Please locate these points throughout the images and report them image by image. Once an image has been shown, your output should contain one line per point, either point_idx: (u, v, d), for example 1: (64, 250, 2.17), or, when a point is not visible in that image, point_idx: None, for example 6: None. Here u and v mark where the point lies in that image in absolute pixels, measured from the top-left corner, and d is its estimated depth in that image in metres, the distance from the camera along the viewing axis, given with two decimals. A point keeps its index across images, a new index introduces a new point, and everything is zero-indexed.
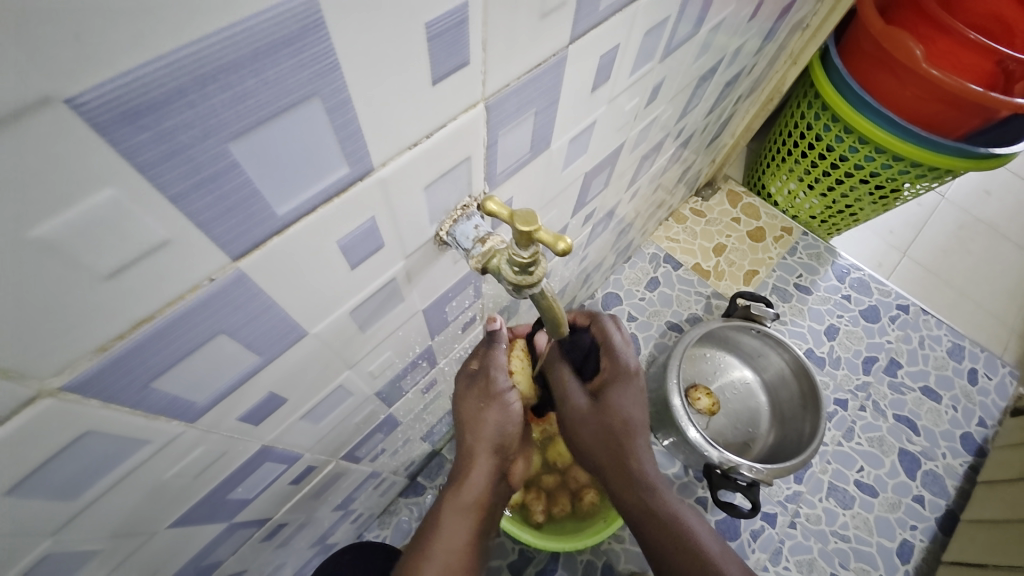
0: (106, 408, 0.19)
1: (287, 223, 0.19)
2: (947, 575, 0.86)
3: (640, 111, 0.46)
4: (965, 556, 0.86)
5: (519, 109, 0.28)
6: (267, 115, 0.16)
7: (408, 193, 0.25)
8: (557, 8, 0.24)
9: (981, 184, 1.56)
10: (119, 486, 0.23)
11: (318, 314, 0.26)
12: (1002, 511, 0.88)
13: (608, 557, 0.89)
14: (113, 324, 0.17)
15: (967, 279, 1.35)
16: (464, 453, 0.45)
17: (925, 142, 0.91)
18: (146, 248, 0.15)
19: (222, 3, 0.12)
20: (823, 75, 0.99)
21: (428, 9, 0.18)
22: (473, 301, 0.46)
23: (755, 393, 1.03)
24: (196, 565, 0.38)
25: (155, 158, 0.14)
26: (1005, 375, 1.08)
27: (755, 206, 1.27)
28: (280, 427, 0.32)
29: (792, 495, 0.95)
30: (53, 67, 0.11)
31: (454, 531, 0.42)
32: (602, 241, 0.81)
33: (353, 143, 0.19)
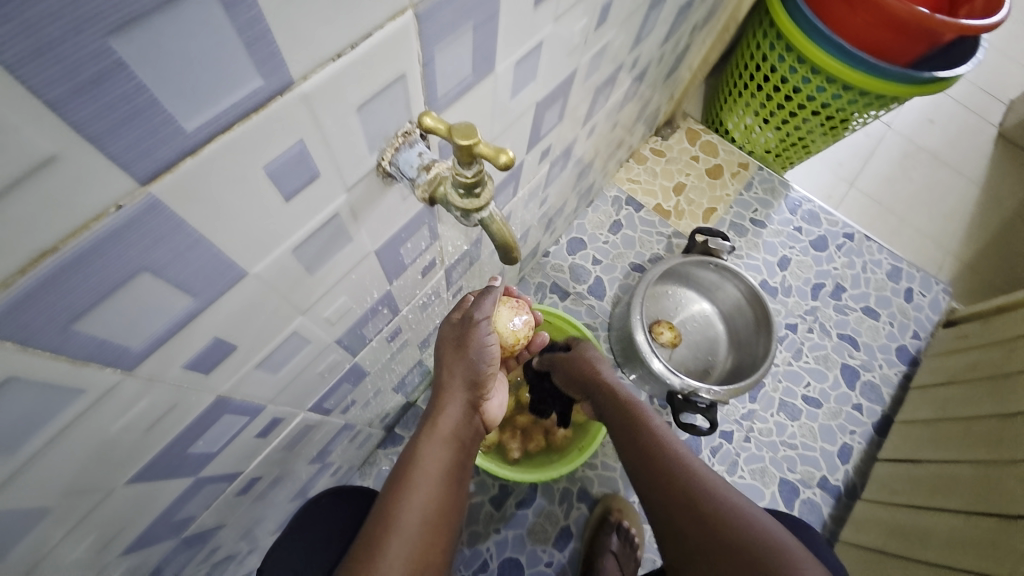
0: (25, 352, 0.18)
1: (200, 142, 0.18)
2: (881, 470, 0.98)
3: (590, 34, 0.44)
4: (897, 453, 0.97)
5: (454, 21, 0.26)
6: (152, 6, 0.14)
7: (339, 115, 0.23)
8: None
9: (925, 113, 1.62)
10: (61, 440, 0.22)
11: (256, 252, 0.24)
12: (932, 412, 0.97)
13: (581, 483, 0.95)
14: (9, 257, 0.15)
15: (908, 205, 1.43)
16: (442, 389, 0.48)
17: (873, 70, 0.93)
18: (30, 164, 0.14)
19: None
20: (778, 2, 0.98)
21: None
22: (430, 244, 0.45)
23: (714, 323, 1.08)
24: (169, 521, 0.38)
25: (18, 51, 0.12)
26: (938, 292, 1.17)
27: (713, 143, 1.28)
28: (236, 376, 0.31)
29: (747, 413, 1.03)
30: None
31: (435, 459, 0.45)
32: (562, 183, 0.81)
33: (265, 49, 0.18)
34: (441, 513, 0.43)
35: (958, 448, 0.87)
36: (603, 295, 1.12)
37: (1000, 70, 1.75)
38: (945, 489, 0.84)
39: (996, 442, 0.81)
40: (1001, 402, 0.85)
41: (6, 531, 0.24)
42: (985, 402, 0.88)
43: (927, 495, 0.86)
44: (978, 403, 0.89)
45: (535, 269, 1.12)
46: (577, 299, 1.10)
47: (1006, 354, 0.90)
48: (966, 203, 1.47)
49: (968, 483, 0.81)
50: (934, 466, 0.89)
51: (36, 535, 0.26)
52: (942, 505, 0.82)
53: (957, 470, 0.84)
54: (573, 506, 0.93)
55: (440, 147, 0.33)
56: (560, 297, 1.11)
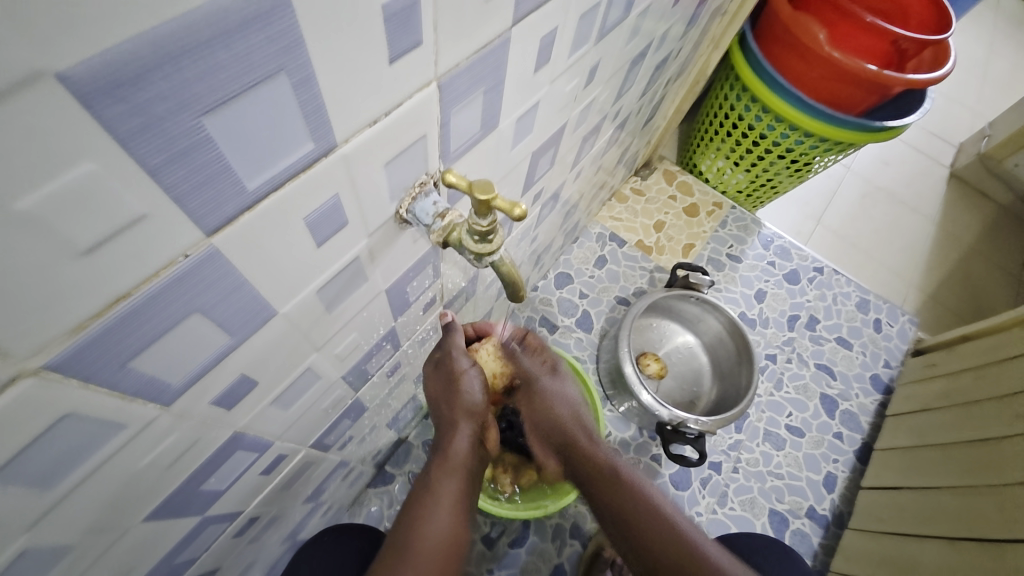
0: (84, 389, 0.19)
1: (257, 198, 0.20)
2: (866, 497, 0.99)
3: (580, 91, 0.49)
4: (881, 481, 0.99)
5: (468, 89, 0.29)
6: (238, 89, 0.17)
7: (369, 171, 0.26)
8: None
9: (879, 157, 1.75)
10: (94, 476, 0.23)
11: (287, 293, 0.27)
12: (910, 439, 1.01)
13: (575, 519, 0.94)
14: (90, 301, 0.17)
15: (871, 241, 1.53)
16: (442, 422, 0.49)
17: (831, 119, 1.02)
18: (123, 222, 0.16)
19: None
20: (742, 59, 1.08)
21: None
22: (433, 281, 0.48)
23: (697, 354, 1.11)
24: (168, 564, 0.37)
25: (133, 131, 0.15)
26: (904, 322, 1.24)
27: (688, 183, 1.36)
28: (252, 412, 0.32)
29: (734, 444, 1.05)
30: (45, 41, 0.11)
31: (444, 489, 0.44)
32: (551, 221, 0.85)
33: (318, 119, 0.20)
34: (449, 548, 0.41)
35: (939, 475, 0.90)
36: (590, 328, 1.14)
37: (942, 118, 1.92)
38: (930, 515, 0.86)
39: (975, 467, 0.85)
40: (974, 429, 0.89)
41: (27, 572, 0.24)
42: (959, 428, 0.93)
43: (914, 522, 0.88)
44: (952, 430, 0.94)
45: (524, 303, 1.15)
46: (566, 333, 1.13)
47: (973, 382, 0.96)
48: (922, 238, 1.58)
49: (952, 509, 0.83)
50: (917, 492, 0.92)
51: None
52: (929, 531, 0.84)
53: (940, 497, 0.87)
54: (567, 543, 0.92)
55: (449, 195, 0.36)
56: (549, 330, 1.13)
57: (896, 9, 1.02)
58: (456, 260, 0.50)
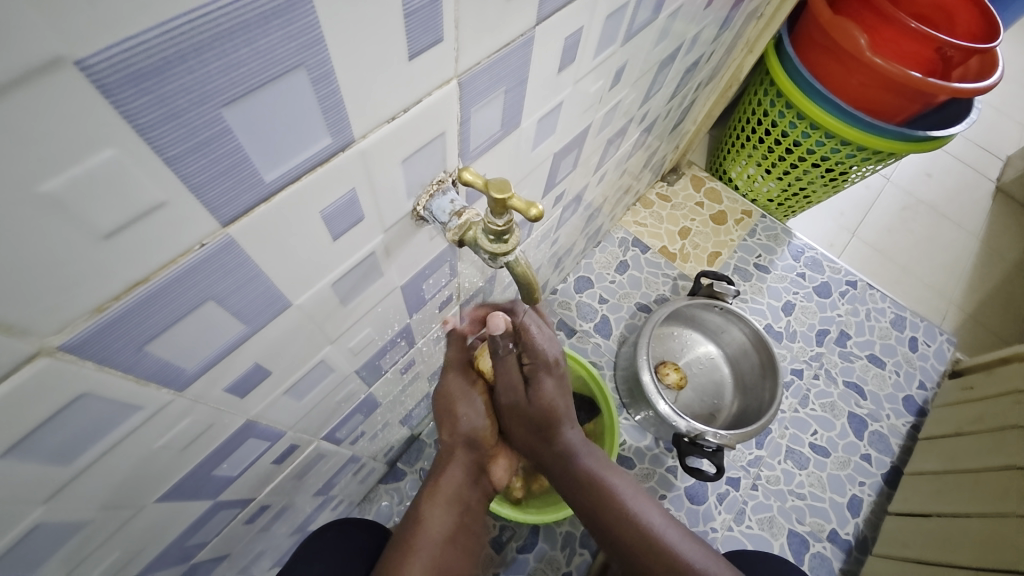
0: (101, 369, 0.20)
1: (274, 190, 0.21)
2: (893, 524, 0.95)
3: (604, 94, 0.48)
4: (909, 506, 0.94)
5: (489, 87, 0.29)
6: (259, 83, 0.17)
7: (386, 167, 0.26)
8: None
9: (923, 168, 1.67)
10: (110, 454, 0.24)
11: (302, 285, 0.27)
12: (941, 464, 0.96)
13: (585, 527, 0.93)
14: (109, 285, 0.18)
15: (910, 255, 1.46)
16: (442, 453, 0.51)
17: (870, 127, 0.98)
18: (142, 209, 0.17)
19: None
20: (778, 63, 1.04)
21: None
22: (449, 280, 0.48)
23: (719, 366, 1.08)
24: (182, 545, 0.39)
25: (155, 120, 0.15)
26: (943, 342, 1.17)
27: (717, 190, 1.33)
28: (266, 400, 0.33)
29: (754, 460, 1.01)
30: (68, 29, 0.12)
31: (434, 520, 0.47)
32: (572, 225, 0.84)
33: (336, 114, 0.21)
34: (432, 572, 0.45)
35: (970, 501, 0.85)
36: (609, 334, 1.13)
37: (993, 129, 1.82)
38: (958, 543, 0.82)
39: (1005, 492, 0.80)
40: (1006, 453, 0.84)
41: (46, 543, 0.25)
42: (991, 453, 0.88)
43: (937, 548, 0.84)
44: (984, 454, 0.89)
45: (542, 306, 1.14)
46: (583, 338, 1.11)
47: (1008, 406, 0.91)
48: (967, 255, 1.50)
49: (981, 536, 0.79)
50: (947, 518, 0.87)
51: (66, 550, 0.27)
52: (954, 558, 0.80)
53: (969, 525, 0.82)
54: (576, 551, 0.91)
55: (468, 194, 0.36)
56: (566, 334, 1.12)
57: (941, 14, 0.97)
58: (473, 259, 0.50)
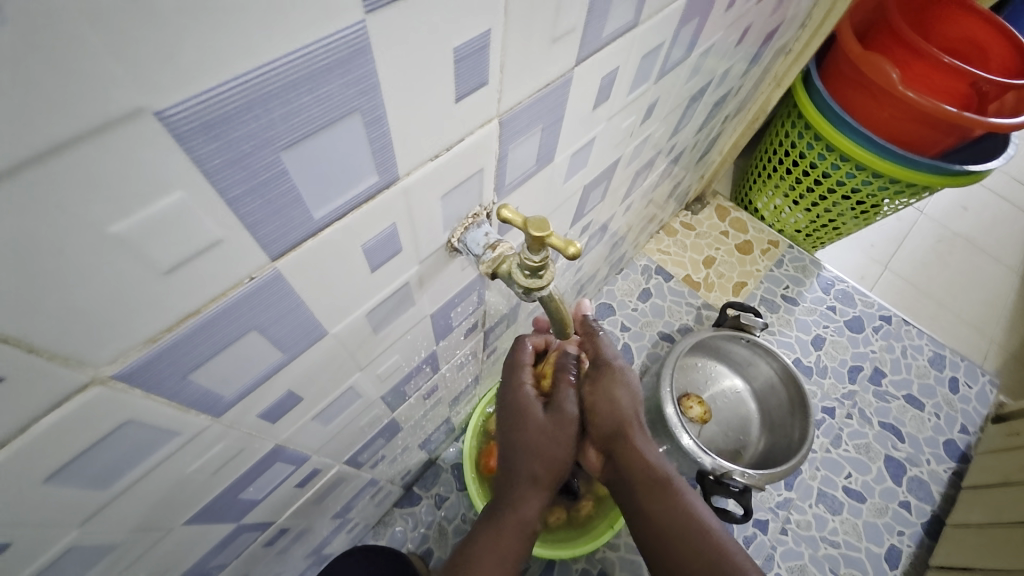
0: (147, 397, 0.20)
1: (321, 227, 0.21)
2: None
3: (636, 128, 0.49)
4: (952, 560, 0.88)
5: (528, 125, 0.30)
6: (316, 128, 0.18)
7: (426, 202, 0.27)
8: (565, 34, 0.26)
9: (959, 201, 1.62)
10: (145, 479, 0.24)
11: (338, 315, 0.27)
12: (987, 515, 0.90)
13: (602, 566, 0.89)
14: (163, 317, 0.18)
15: (947, 290, 1.40)
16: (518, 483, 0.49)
17: (904, 160, 0.96)
18: (201, 246, 0.17)
19: (286, 33, 0.14)
20: (806, 96, 1.04)
21: (456, 36, 0.20)
22: (476, 308, 0.48)
23: (745, 401, 1.05)
24: (202, 568, 0.38)
25: (220, 165, 0.16)
26: (985, 384, 1.11)
27: (742, 220, 1.31)
28: (294, 426, 0.33)
29: (783, 502, 0.96)
30: (151, 84, 0.13)
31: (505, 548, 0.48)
32: (596, 253, 0.84)
33: (384, 154, 0.21)
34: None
35: (1019, 557, 0.79)
36: (630, 363, 1.11)
37: None
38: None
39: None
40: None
41: (77, 564, 0.25)
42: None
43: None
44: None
45: None
46: None
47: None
48: (1009, 292, 1.43)
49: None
50: (993, 575, 0.81)
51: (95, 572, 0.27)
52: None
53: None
54: None
55: (500, 227, 0.36)
56: None
57: (975, 49, 0.96)
58: (500, 287, 0.50)
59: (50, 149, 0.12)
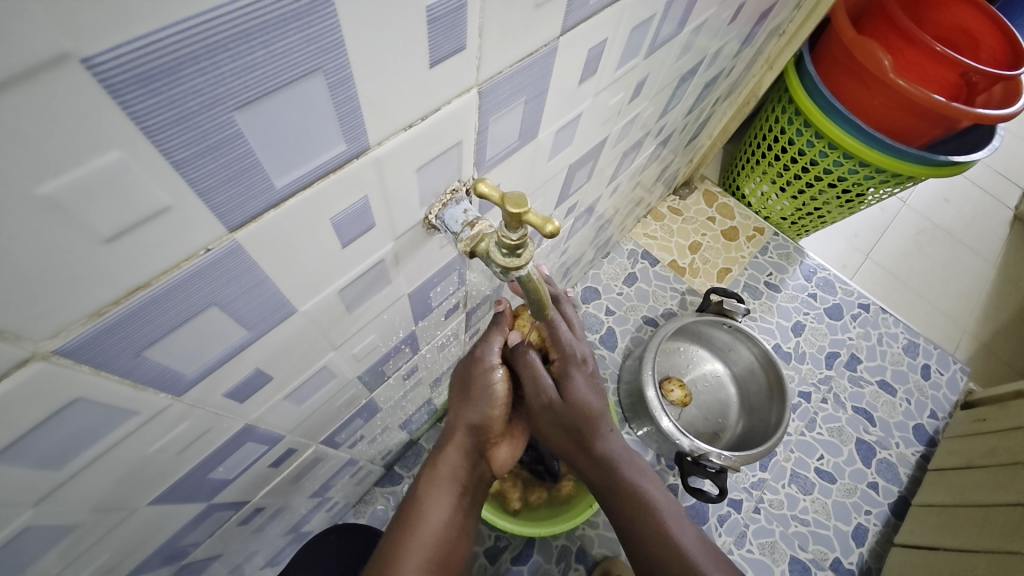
0: (97, 374, 0.19)
1: (284, 197, 0.20)
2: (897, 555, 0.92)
3: (624, 106, 0.47)
4: (914, 538, 0.92)
5: (510, 97, 0.29)
6: (273, 87, 0.16)
7: (400, 175, 0.25)
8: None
9: (941, 193, 1.65)
10: (103, 459, 0.23)
11: (308, 292, 0.26)
12: (951, 496, 0.94)
13: (582, 542, 0.91)
14: (110, 289, 0.17)
15: (923, 280, 1.44)
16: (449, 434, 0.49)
17: (890, 149, 0.96)
18: (147, 213, 0.16)
19: None
20: (797, 81, 1.03)
21: None
22: (457, 288, 0.47)
23: (725, 385, 1.07)
24: (173, 547, 0.38)
25: (163, 123, 0.14)
26: (955, 371, 1.15)
27: (729, 206, 1.31)
28: (265, 405, 0.32)
29: (757, 482, 0.99)
30: (72, 25, 0.11)
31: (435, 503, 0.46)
32: (582, 235, 0.83)
33: (351, 120, 0.20)
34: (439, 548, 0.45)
35: (981, 538, 0.84)
36: (614, 346, 1.12)
37: (1011, 156, 1.80)
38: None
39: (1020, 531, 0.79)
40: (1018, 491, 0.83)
41: (33, 546, 0.24)
42: (1004, 488, 0.86)
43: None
44: (997, 489, 0.87)
45: None
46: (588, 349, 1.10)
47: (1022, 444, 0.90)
48: (982, 282, 1.47)
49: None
50: (953, 555, 0.86)
51: (53, 552, 0.26)
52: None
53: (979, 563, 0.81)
54: (572, 566, 0.89)
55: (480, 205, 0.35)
56: None
57: (965, 39, 0.96)
58: (482, 267, 0.49)
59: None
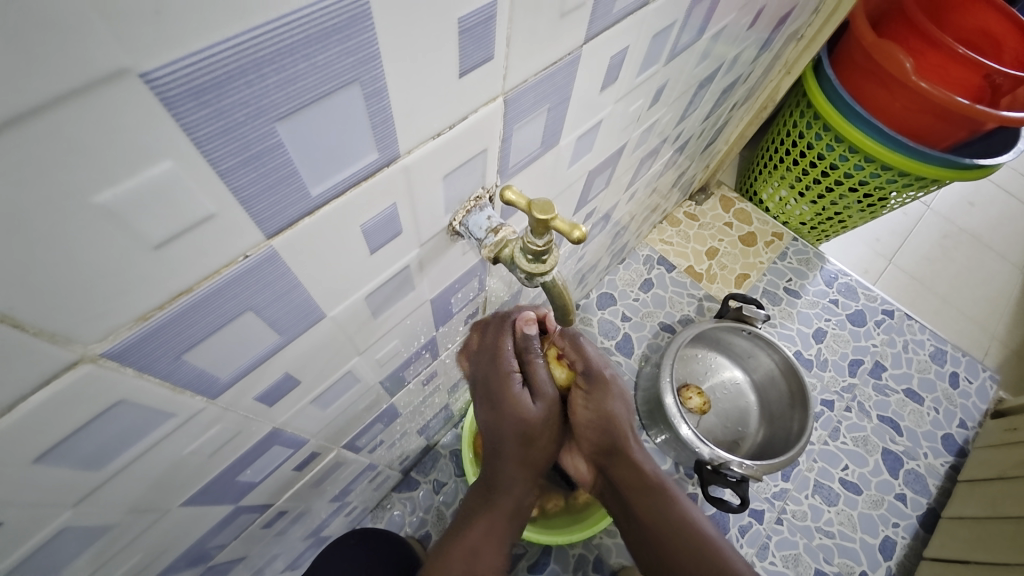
0: (139, 377, 0.20)
1: (317, 206, 0.20)
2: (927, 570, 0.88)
3: (643, 112, 0.47)
4: (945, 552, 0.88)
5: (533, 105, 0.29)
6: (316, 97, 0.17)
7: (429, 182, 0.26)
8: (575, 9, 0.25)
9: (966, 196, 1.61)
10: (140, 461, 0.24)
11: (335, 298, 0.27)
12: (983, 508, 0.90)
13: (599, 551, 0.90)
14: (154, 295, 0.18)
15: (949, 285, 1.40)
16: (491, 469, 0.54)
17: (913, 153, 0.94)
18: (193, 220, 0.16)
19: None
20: (816, 85, 1.02)
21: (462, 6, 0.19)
22: (478, 294, 0.47)
23: (745, 392, 1.05)
24: (201, 548, 0.38)
25: (211, 134, 0.15)
26: (986, 379, 1.11)
27: (746, 211, 1.30)
28: (292, 410, 0.33)
29: (779, 493, 0.97)
30: (136, 44, 0.12)
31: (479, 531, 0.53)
32: (598, 242, 0.83)
33: (384, 131, 0.20)
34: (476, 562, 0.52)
35: (1014, 550, 0.80)
36: (630, 352, 1.11)
37: None
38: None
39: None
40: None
41: (70, 546, 0.25)
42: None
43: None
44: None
45: None
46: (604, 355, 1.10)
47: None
48: (1011, 288, 1.43)
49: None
50: (986, 569, 0.81)
51: (89, 553, 0.27)
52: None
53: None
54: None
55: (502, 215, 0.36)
56: None
57: (989, 42, 0.93)
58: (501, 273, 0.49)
59: (24, 113, 0.11)
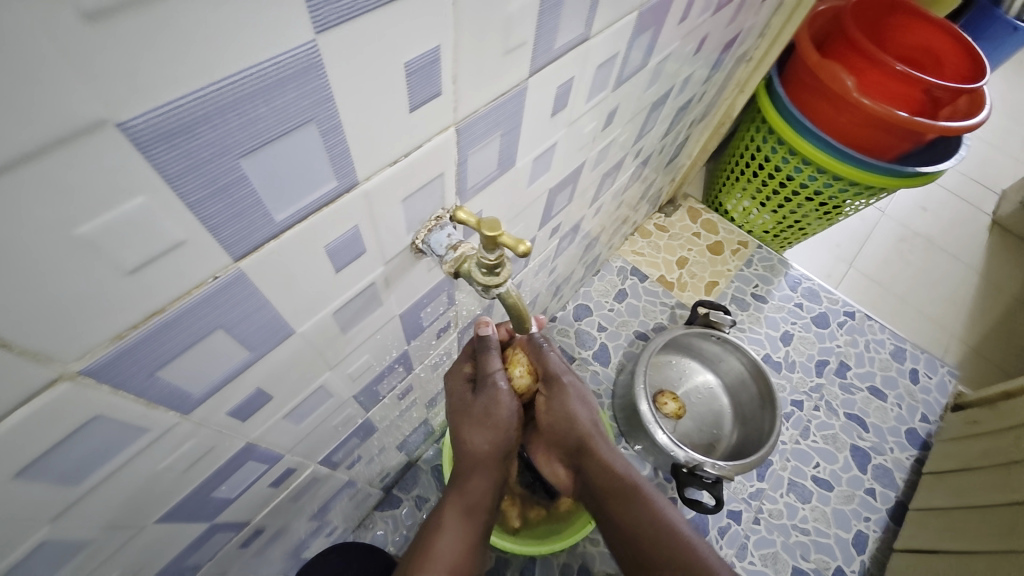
0: (115, 393, 0.21)
1: (283, 229, 0.22)
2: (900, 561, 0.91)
3: (598, 132, 0.51)
4: (916, 542, 0.92)
5: (486, 131, 0.32)
6: (276, 136, 0.19)
7: (388, 207, 0.28)
8: (516, 49, 0.28)
9: (918, 202, 1.70)
10: (114, 478, 0.25)
11: (305, 314, 0.29)
12: (950, 499, 0.93)
13: (583, 559, 0.91)
14: (128, 315, 0.19)
15: (906, 286, 1.47)
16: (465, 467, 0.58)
17: (860, 163, 1.01)
18: (164, 247, 0.18)
19: (243, 52, 0.16)
20: (768, 102, 1.09)
21: (407, 52, 0.22)
22: (447, 308, 0.49)
23: (718, 396, 1.08)
24: (177, 568, 0.39)
25: (181, 171, 0.17)
26: (944, 374, 1.17)
27: (712, 221, 1.37)
28: (266, 425, 0.34)
29: (755, 492, 1.00)
30: (113, 98, 0.14)
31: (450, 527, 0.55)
32: (570, 255, 0.86)
33: (342, 160, 0.23)
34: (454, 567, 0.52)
35: (982, 537, 0.83)
36: (607, 361, 1.14)
37: (981, 167, 1.88)
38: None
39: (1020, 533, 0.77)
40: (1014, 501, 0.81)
41: (44, 565, 0.26)
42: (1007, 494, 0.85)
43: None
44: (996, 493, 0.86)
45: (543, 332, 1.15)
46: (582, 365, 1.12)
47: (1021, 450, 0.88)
48: (964, 288, 1.51)
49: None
50: (954, 557, 0.85)
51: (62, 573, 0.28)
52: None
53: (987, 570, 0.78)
54: None
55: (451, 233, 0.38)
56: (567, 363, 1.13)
57: (930, 59, 1.02)
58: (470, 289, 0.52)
59: (17, 158, 0.13)
